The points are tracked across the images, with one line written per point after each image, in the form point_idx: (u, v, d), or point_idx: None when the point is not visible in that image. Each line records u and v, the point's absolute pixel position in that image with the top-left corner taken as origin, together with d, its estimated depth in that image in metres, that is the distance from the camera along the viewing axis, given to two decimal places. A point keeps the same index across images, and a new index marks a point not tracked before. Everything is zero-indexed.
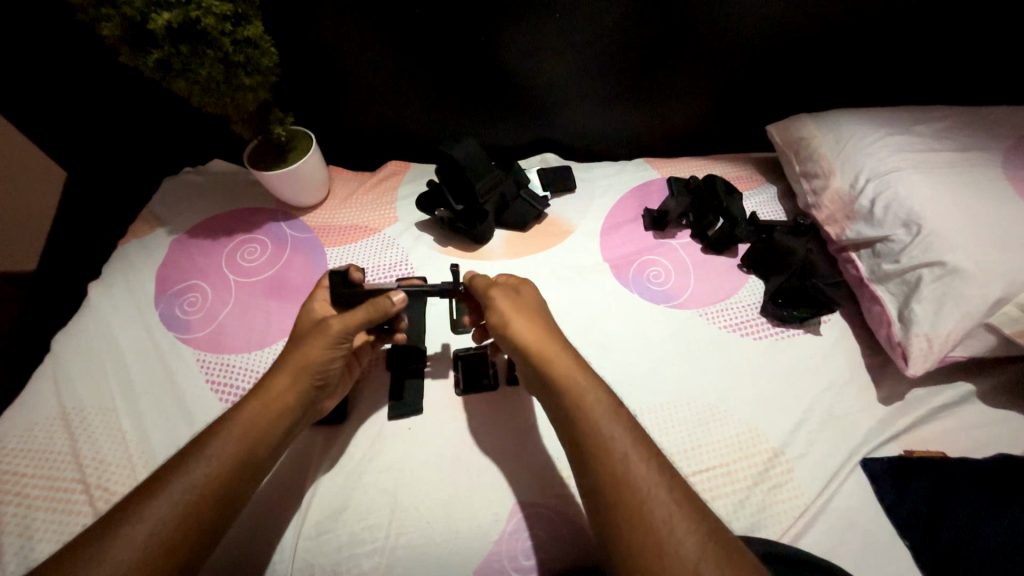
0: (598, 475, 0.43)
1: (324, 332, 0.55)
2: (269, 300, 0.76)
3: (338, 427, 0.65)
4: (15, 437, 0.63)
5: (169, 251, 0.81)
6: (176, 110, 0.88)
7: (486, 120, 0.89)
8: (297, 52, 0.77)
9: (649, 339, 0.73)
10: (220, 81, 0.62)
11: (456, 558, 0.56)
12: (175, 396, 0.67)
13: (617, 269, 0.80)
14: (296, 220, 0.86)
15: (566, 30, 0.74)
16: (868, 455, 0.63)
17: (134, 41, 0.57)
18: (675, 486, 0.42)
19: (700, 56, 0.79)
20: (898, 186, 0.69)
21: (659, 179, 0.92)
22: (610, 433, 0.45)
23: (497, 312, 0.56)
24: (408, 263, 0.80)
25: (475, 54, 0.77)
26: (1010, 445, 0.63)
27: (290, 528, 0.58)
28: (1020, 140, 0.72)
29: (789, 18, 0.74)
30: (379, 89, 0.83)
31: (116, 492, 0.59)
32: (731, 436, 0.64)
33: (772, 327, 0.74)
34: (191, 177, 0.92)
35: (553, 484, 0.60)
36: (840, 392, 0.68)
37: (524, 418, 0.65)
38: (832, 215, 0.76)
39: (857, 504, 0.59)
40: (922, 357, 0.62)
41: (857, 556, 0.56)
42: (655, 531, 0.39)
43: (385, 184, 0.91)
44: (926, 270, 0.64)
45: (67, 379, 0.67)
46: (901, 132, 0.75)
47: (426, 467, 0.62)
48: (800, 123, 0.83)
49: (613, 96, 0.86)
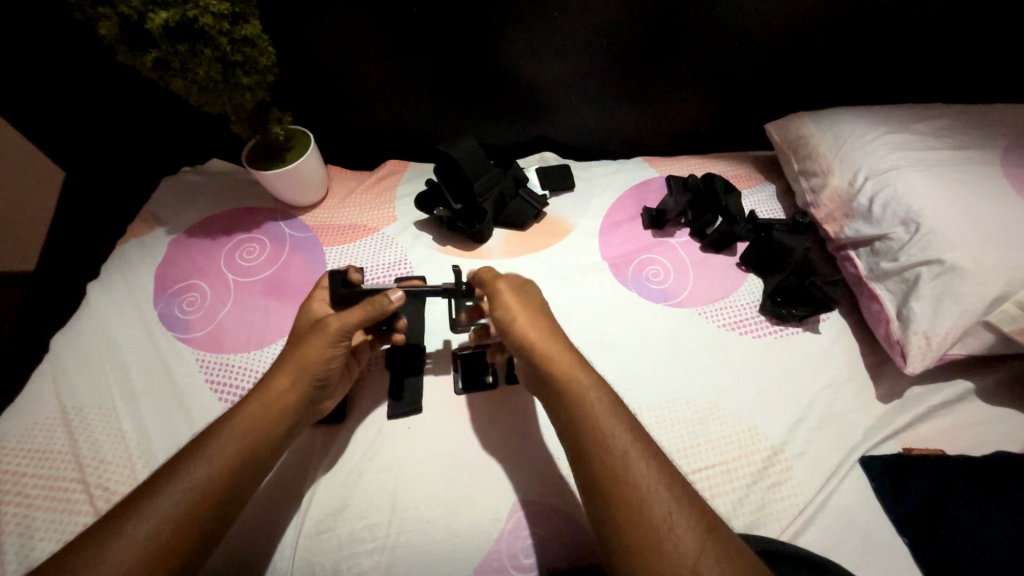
0: (596, 472, 0.43)
1: (323, 331, 0.55)
2: (268, 300, 0.76)
3: (338, 427, 0.65)
4: (14, 437, 0.63)
5: (168, 251, 0.81)
6: (174, 109, 0.88)
7: (485, 119, 0.89)
8: (295, 51, 0.76)
9: (648, 337, 0.73)
10: (218, 81, 0.62)
11: (455, 556, 0.56)
12: (174, 396, 0.67)
13: (616, 268, 0.80)
14: (294, 219, 0.86)
15: (564, 29, 0.74)
16: (867, 454, 0.63)
17: (132, 41, 0.57)
18: (673, 484, 0.42)
19: (699, 54, 0.79)
20: (897, 184, 0.69)
21: (658, 178, 0.92)
22: (608, 433, 0.45)
23: (496, 310, 0.56)
24: (407, 263, 0.80)
25: (474, 53, 0.77)
26: (1009, 443, 0.63)
27: (290, 527, 0.58)
28: (1018, 138, 0.72)
29: (788, 16, 0.74)
30: (378, 89, 0.83)
31: (116, 492, 0.59)
32: (730, 435, 0.64)
33: (770, 325, 0.74)
34: (190, 177, 0.92)
35: (552, 483, 0.60)
36: (839, 390, 0.68)
37: (523, 417, 0.65)
38: (831, 214, 0.76)
39: (855, 502, 0.59)
40: (920, 355, 0.62)
41: (855, 554, 0.56)
42: (653, 529, 0.39)
43: (383, 183, 0.91)
44: (924, 268, 0.64)
45: (66, 379, 0.67)
46: (900, 130, 0.75)
47: (425, 466, 0.62)
48: (798, 121, 0.83)
49: (611, 95, 0.86)
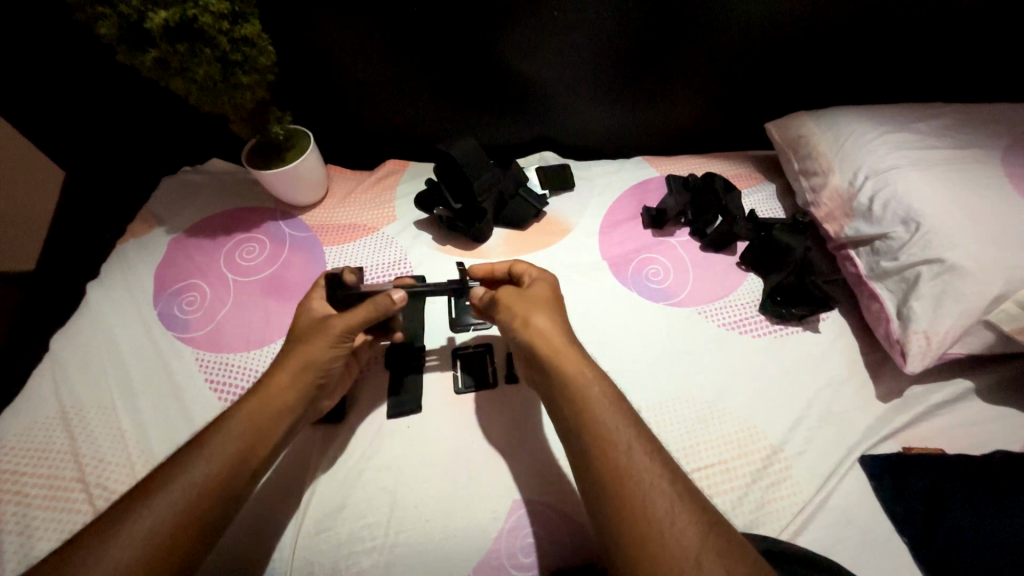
0: (600, 466, 0.43)
1: (327, 332, 0.56)
2: (268, 299, 0.76)
3: (337, 426, 0.65)
4: (15, 436, 0.63)
5: (168, 250, 0.81)
6: (174, 109, 0.88)
7: (484, 119, 0.89)
8: (295, 50, 0.77)
9: (649, 337, 0.73)
10: (217, 81, 0.62)
11: (455, 555, 0.56)
12: (174, 395, 0.67)
13: (616, 268, 0.80)
14: (295, 219, 0.86)
15: (562, 30, 0.75)
16: (866, 453, 0.63)
17: (132, 41, 0.57)
18: (677, 479, 0.42)
19: (699, 53, 0.79)
20: (897, 183, 0.69)
21: (658, 177, 0.92)
22: (610, 427, 0.45)
23: (507, 302, 0.57)
24: (406, 262, 0.80)
25: (473, 53, 0.77)
26: (1011, 441, 0.63)
27: (290, 525, 0.58)
28: (1018, 137, 0.72)
29: (787, 16, 0.74)
30: (377, 89, 0.83)
31: (116, 490, 0.59)
32: (730, 435, 0.64)
33: (771, 325, 0.74)
34: (190, 176, 0.92)
35: (553, 481, 0.60)
36: (839, 390, 0.68)
37: (523, 416, 0.65)
38: (831, 213, 0.76)
39: (856, 502, 0.59)
40: (920, 354, 0.62)
41: (855, 554, 0.56)
42: (654, 522, 0.39)
43: (383, 182, 0.91)
44: (924, 268, 0.64)
45: (66, 379, 0.67)
46: (901, 130, 0.75)
47: (424, 465, 0.62)
48: (799, 120, 0.83)
49: (610, 95, 0.86)
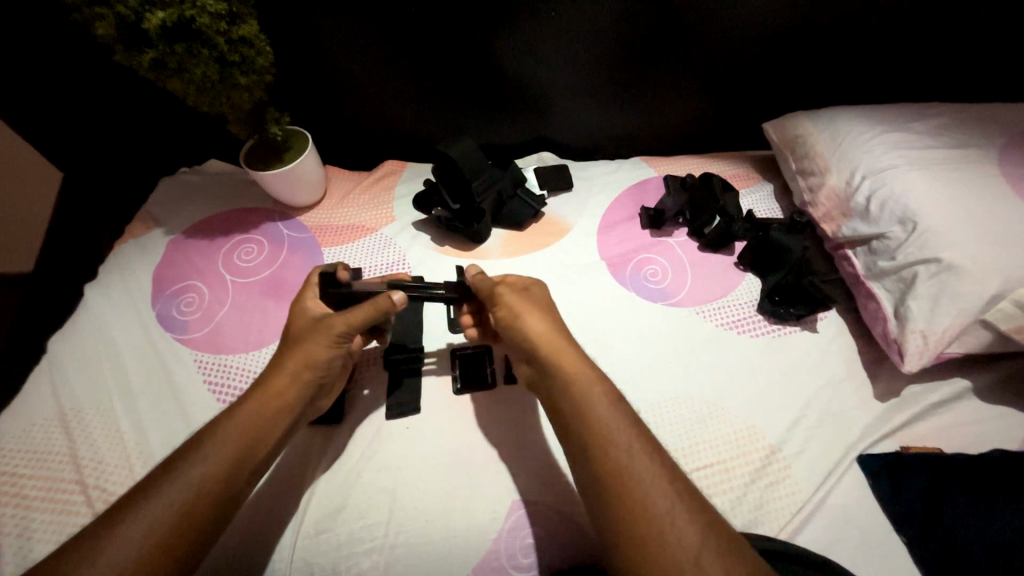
0: (600, 465, 0.43)
1: (327, 331, 0.56)
2: (267, 300, 0.76)
3: (336, 427, 0.65)
4: (13, 438, 0.63)
5: (167, 251, 0.81)
6: (174, 110, 0.88)
7: (483, 119, 0.89)
8: (294, 51, 0.77)
9: (648, 337, 0.73)
10: (215, 81, 0.62)
11: (455, 556, 0.56)
12: (173, 396, 0.67)
13: (615, 268, 0.80)
14: (293, 220, 0.86)
15: (560, 31, 0.75)
16: (865, 453, 0.63)
17: (129, 41, 0.57)
18: (676, 477, 0.42)
19: (697, 53, 0.79)
20: (894, 183, 0.69)
21: (657, 178, 0.92)
22: (609, 427, 0.45)
23: (507, 303, 0.57)
24: (406, 263, 0.81)
25: (472, 53, 0.78)
26: (1009, 441, 0.63)
27: (290, 526, 0.58)
28: (1015, 137, 0.72)
29: (784, 17, 0.75)
30: (376, 90, 0.83)
31: (115, 492, 0.59)
32: (729, 434, 0.64)
33: (769, 325, 0.74)
34: (189, 177, 0.92)
35: (552, 481, 0.60)
36: (837, 389, 0.68)
37: (523, 416, 0.65)
38: (829, 213, 0.76)
39: (854, 501, 0.59)
40: (918, 353, 0.62)
41: (854, 553, 0.56)
42: (655, 521, 0.39)
43: (382, 183, 0.91)
44: (922, 267, 0.64)
45: (65, 380, 0.67)
46: (898, 130, 0.75)
47: (423, 465, 0.62)
48: (796, 121, 0.83)
49: (608, 96, 0.86)
